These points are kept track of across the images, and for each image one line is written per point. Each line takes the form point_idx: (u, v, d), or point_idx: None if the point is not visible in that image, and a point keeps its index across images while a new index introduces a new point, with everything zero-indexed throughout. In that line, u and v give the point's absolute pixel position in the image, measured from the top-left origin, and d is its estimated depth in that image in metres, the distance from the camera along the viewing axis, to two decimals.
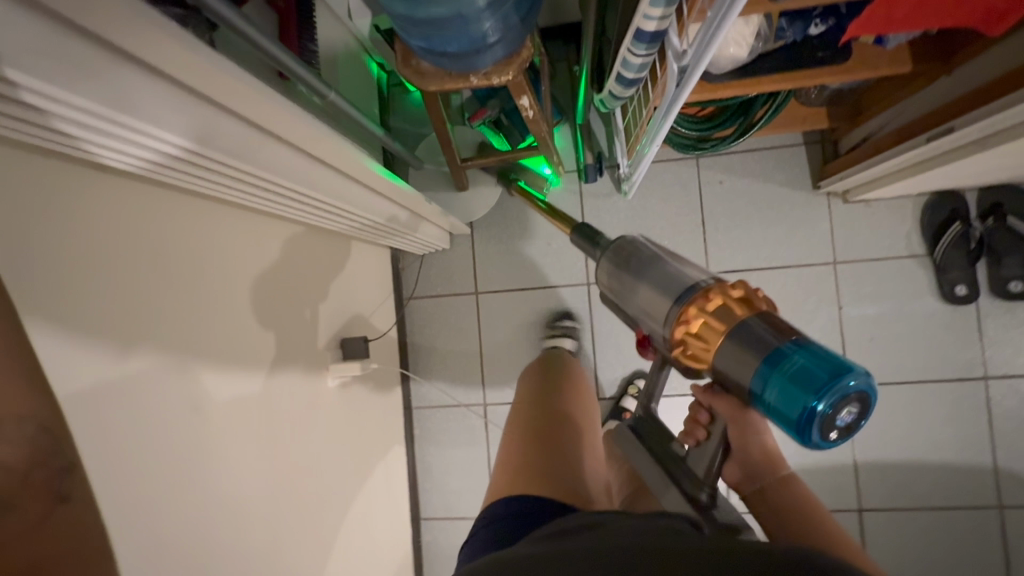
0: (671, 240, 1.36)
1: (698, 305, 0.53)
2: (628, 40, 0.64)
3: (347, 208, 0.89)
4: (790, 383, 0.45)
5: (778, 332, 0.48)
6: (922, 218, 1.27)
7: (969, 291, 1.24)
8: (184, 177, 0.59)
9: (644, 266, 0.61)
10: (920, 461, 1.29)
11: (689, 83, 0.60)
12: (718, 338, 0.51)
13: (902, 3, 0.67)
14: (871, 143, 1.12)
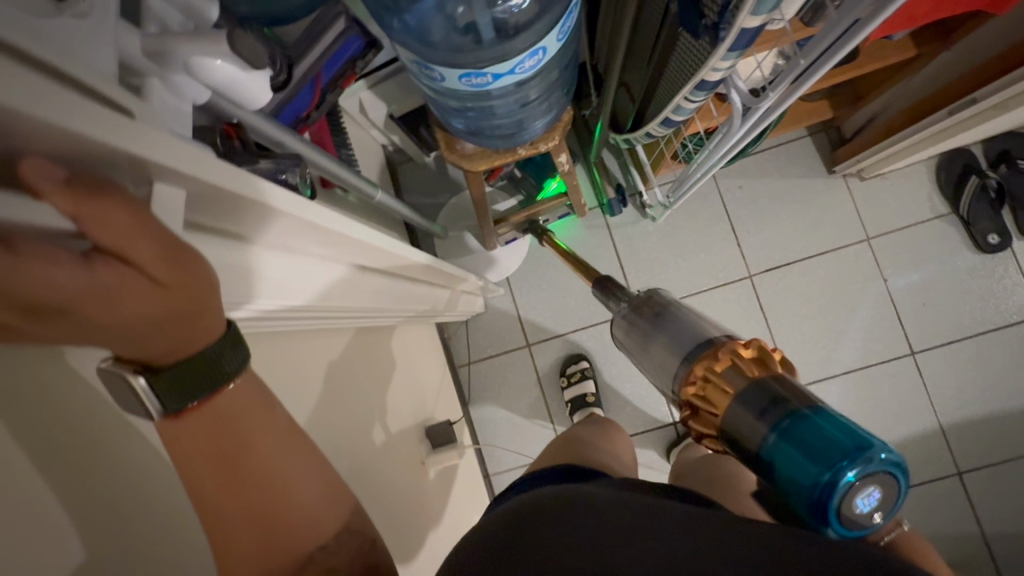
0: (707, 252, 1.39)
1: (710, 364, 0.44)
2: (687, 91, 0.67)
3: (401, 295, 0.88)
4: (806, 452, 0.36)
5: (790, 392, 0.40)
6: (938, 179, 1.33)
7: (1002, 237, 1.29)
8: (299, 313, 0.59)
9: (659, 323, 0.53)
10: (1003, 410, 1.30)
11: (768, 116, 0.63)
12: (725, 402, 0.42)
13: None
14: (879, 124, 1.18)
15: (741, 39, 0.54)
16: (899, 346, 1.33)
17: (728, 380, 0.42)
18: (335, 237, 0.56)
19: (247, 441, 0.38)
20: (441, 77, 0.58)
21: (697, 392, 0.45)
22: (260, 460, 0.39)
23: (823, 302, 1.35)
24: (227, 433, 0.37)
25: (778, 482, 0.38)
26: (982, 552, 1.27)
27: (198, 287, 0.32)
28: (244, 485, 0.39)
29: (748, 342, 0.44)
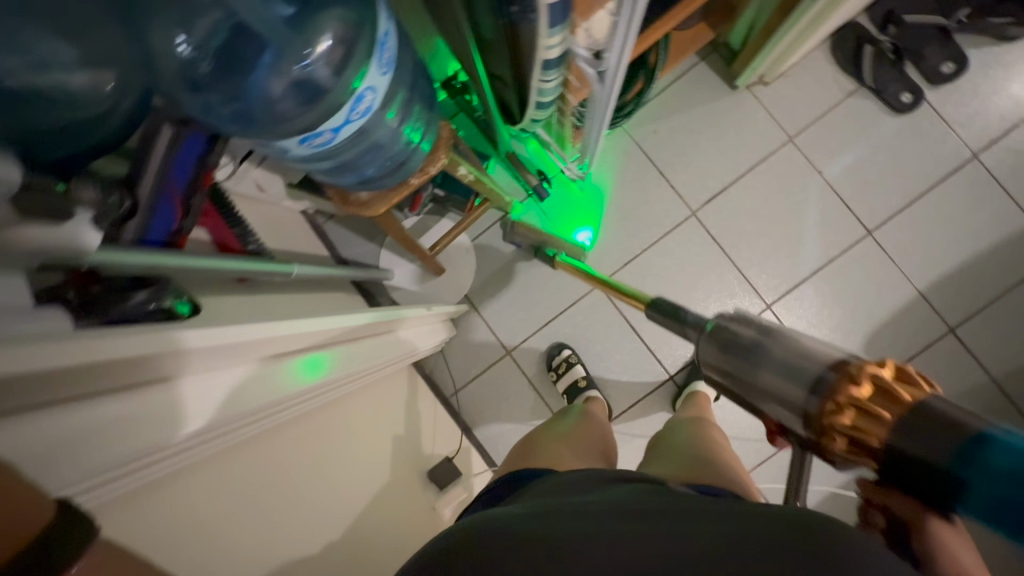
0: (646, 204, 1.38)
1: (847, 392, 0.37)
2: (538, 74, 0.66)
3: (350, 359, 0.84)
4: (998, 481, 0.31)
5: (946, 416, 0.34)
6: (836, 60, 1.33)
7: (914, 95, 1.29)
8: (239, 429, 0.56)
9: (755, 347, 0.44)
10: (973, 256, 1.31)
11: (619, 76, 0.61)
12: (884, 440, 0.35)
13: None
14: (760, 26, 1.17)
15: (555, 13, 0.53)
16: (856, 230, 1.33)
17: (901, 392, 0.36)
18: (219, 342, 0.55)
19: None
20: (285, 148, 0.58)
21: (846, 439, 0.37)
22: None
23: (771, 213, 1.35)
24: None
25: (963, 508, 0.33)
26: (998, 396, 1.28)
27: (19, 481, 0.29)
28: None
29: (864, 370, 0.37)
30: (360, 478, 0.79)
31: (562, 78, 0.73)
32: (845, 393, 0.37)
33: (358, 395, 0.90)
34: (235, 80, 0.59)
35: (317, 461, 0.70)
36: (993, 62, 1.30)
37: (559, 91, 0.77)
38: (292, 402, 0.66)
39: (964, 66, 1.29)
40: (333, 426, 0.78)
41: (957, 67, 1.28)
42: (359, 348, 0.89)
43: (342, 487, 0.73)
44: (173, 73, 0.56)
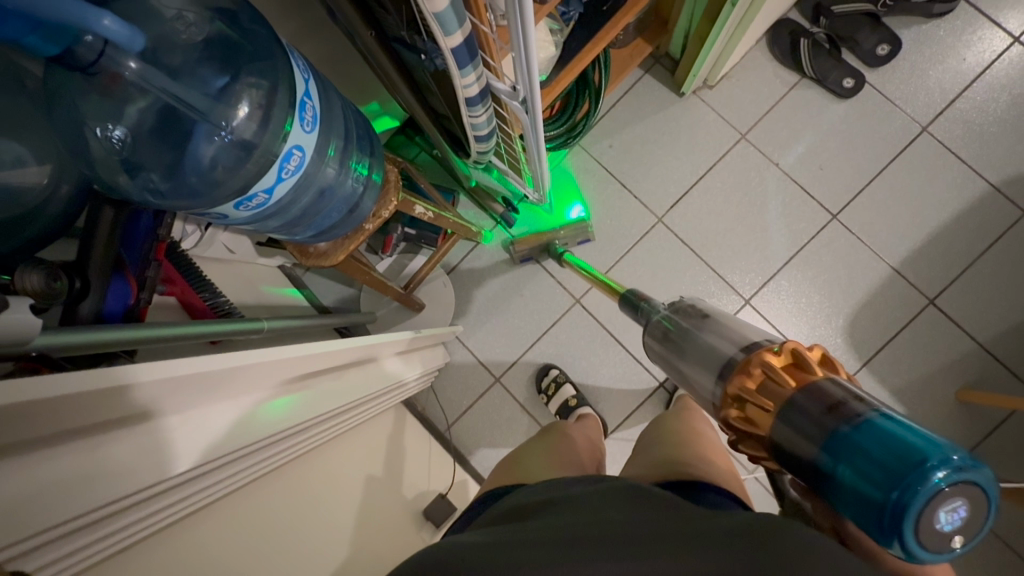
0: (612, 217, 1.40)
1: (740, 390, 0.45)
2: (464, 111, 0.68)
3: (342, 396, 0.85)
4: (855, 456, 0.34)
5: (823, 401, 0.39)
6: (775, 56, 1.36)
7: (855, 79, 1.33)
8: (214, 484, 0.55)
9: (693, 337, 0.55)
10: (939, 226, 1.32)
11: (537, 105, 0.64)
12: (767, 425, 0.42)
13: None
14: (692, 32, 1.21)
15: (462, 56, 0.56)
16: (820, 216, 1.35)
17: (780, 379, 0.43)
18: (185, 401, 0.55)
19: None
20: (222, 215, 0.60)
21: (744, 426, 0.45)
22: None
23: (734, 209, 1.37)
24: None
25: (840, 506, 0.35)
26: (989, 361, 1.27)
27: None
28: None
29: (755, 366, 0.45)
30: (347, 525, 0.77)
31: (492, 111, 0.75)
32: (739, 390, 0.45)
33: (345, 439, 0.90)
34: (165, 156, 0.61)
35: (301, 508, 0.69)
36: (925, 38, 1.34)
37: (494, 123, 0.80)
38: (271, 443, 0.65)
39: (898, 46, 1.32)
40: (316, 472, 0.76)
41: (892, 48, 1.32)
42: (350, 382, 0.89)
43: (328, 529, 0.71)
44: (107, 160, 0.58)
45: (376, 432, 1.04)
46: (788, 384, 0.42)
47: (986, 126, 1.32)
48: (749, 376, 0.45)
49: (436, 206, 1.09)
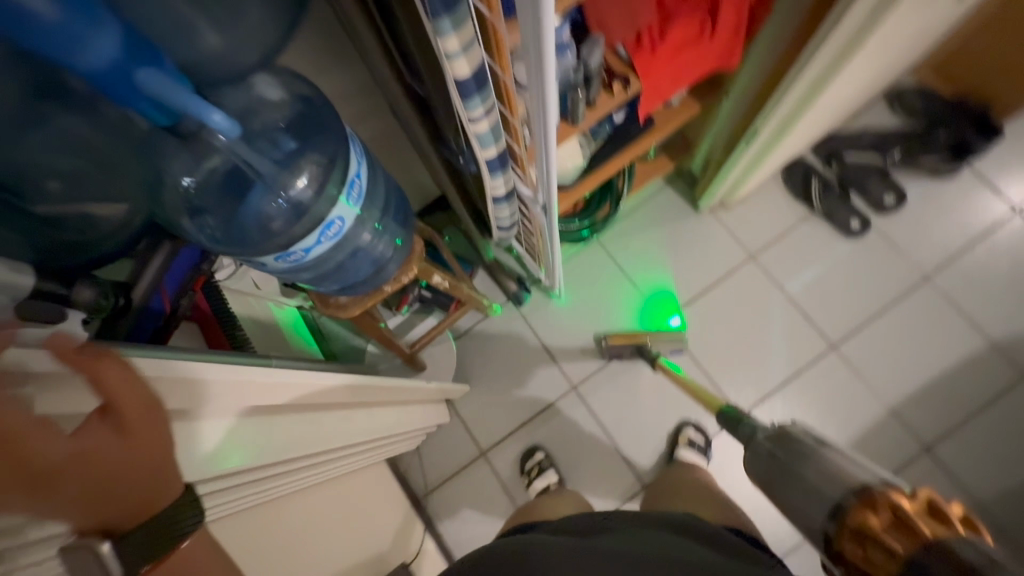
0: (618, 312, 1.46)
1: (863, 517, 0.53)
2: (491, 205, 0.77)
3: (358, 428, 0.89)
4: None
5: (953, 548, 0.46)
6: (789, 189, 1.46)
7: (862, 222, 1.41)
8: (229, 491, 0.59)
9: (808, 454, 0.65)
10: (936, 374, 1.34)
11: (554, 211, 0.72)
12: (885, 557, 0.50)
13: (663, 86, 0.87)
14: (712, 159, 1.32)
15: (494, 165, 0.65)
16: (821, 344, 1.38)
17: (916, 524, 0.49)
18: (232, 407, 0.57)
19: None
20: (263, 263, 0.68)
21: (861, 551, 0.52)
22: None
23: (738, 324, 1.42)
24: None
25: None
26: (984, 522, 1.24)
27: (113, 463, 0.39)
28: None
29: (886, 503, 0.52)
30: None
31: (517, 208, 0.84)
32: (866, 519, 0.53)
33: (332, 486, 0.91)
34: (225, 205, 0.69)
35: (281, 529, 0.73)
36: (931, 195, 1.43)
37: (517, 217, 0.89)
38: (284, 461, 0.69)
39: (904, 198, 1.41)
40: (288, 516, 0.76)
41: (897, 199, 1.41)
42: (369, 415, 0.93)
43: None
44: (178, 204, 0.67)
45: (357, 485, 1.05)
46: (920, 527, 0.49)
47: (987, 286, 1.37)
48: (872, 509, 0.53)
49: (453, 276, 1.16)
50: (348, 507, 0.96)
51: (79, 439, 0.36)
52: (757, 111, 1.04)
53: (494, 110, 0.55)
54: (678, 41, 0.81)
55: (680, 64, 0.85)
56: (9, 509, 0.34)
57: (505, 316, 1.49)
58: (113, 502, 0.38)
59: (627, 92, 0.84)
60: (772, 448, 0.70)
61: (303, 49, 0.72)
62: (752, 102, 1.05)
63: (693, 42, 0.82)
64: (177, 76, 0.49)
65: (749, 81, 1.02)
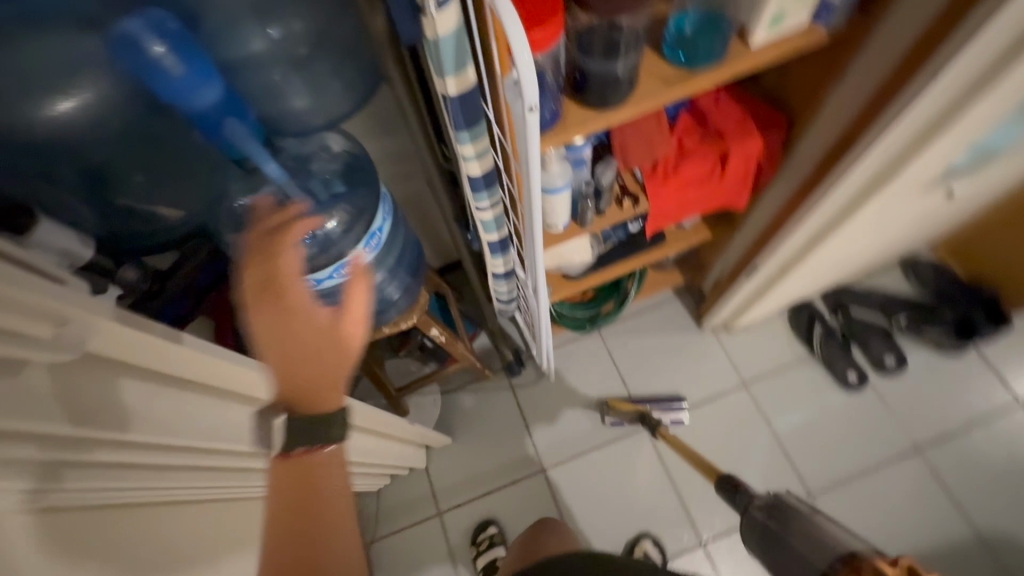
0: (603, 405, 1.48)
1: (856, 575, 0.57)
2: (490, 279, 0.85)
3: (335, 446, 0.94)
4: None
5: None
6: (792, 328, 1.50)
7: (859, 376, 1.41)
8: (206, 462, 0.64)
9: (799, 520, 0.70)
10: (914, 553, 1.28)
11: (541, 298, 0.79)
12: None
13: (671, 211, 0.97)
14: (718, 283, 1.38)
15: (494, 247, 0.74)
16: (798, 490, 1.35)
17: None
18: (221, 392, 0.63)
19: (313, 497, 0.57)
20: None
21: None
22: (327, 503, 0.57)
23: (717, 449, 1.41)
24: (295, 475, 0.57)
25: None
26: None
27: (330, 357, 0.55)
28: (284, 490, 0.56)
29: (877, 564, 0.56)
30: None
31: (515, 287, 0.92)
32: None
33: None
34: None
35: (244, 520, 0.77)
36: (934, 368, 1.43)
37: (515, 294, 0.96)
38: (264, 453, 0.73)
39: (904, 363, 1.41)
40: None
41: (898, 362, 1.41)
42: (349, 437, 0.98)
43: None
44: None
45: None
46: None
47: (980, 473, 1.33)
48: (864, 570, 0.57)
49: (452, 333, 1.23)
50: None
51: (317, 319, 0.53)
52: (758, 251, 1.12)
53: (499, 205, 0.65)
54: (687, 179, 0.91)
55: (689, 196, 0.94)
56: (267, 336, 0.52)
57: (495, 383, 1.53)
58: (305, 374, 0.54)
59: (636, 209, 0.95)
60: (765, 518, 0.75)
61: (367, 117, 0.86)
62: (755, 241, 1.13)
63: (701, 180, 0.92)
64: (253, 126, 0.60)
65: (755, 223, 1.11)
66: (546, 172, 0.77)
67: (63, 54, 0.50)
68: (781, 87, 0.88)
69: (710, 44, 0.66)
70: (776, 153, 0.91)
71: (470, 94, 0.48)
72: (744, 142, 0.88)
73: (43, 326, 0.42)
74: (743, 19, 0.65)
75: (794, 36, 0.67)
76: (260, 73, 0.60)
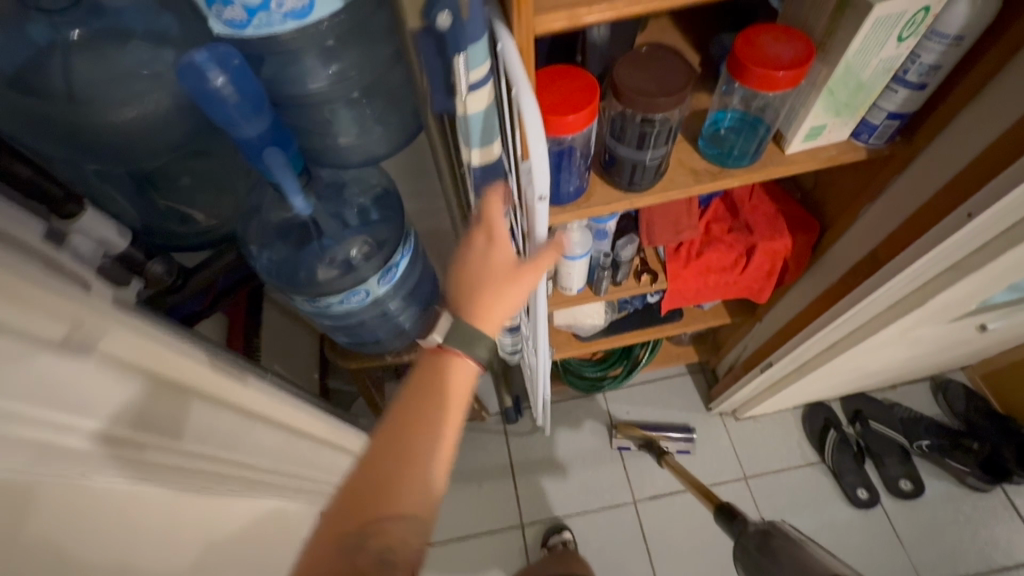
0: (594, 470, 1.43)
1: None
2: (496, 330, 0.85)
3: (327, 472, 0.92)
4: None
5: None
6: (805, 428, 1.43)
7: (870, 494, 1.32)
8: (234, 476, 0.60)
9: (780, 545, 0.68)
10: None
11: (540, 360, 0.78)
12: None
13: (688, 293, 0.95)
14: (733, 368, 1.34)
15: None
16: None
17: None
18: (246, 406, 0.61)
19: (427, 412, 0.47)
20: (291, 301, 0.78)
21: None
22: (440, 442, 0.47)
23: (705, 541, 1.33)
24: (426, 393, 0.48)
25: None
26: None
27: (498, 303, 0.52)
28: (417, 382, 0.50)
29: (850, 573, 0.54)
30: None
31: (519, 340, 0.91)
32: None
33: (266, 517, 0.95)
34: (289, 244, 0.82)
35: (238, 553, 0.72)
36: (955, 500, 1.32)
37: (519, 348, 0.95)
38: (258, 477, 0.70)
39: (921, 490, 1.32)
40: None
41: (914, 487, 1.32)
42: None
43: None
44: None
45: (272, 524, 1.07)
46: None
47: None
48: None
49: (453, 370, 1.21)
50: None
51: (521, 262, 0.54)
52: (776, 344, 1.08)
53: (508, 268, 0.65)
54: (708, 264, 0.91)
55: (709, 281, 0.93)
56: (475, 247, 0.53)
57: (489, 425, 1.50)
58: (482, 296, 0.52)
59: (653, 285, 0.94)
60: (756, 542, 0.72)
61: (409, 156, 0.89)
62: (774, 334, 1.09)
63: (723, 268, 0.91)
64: (292, 157, 0.64)
65: (778, 316, 1.08)
66: (566, 238, 0.79)
67: (134, 67, 0.54)
68: (818, 191, 0.88)
69: (745, 146, 0.67)
70: (804, 255, 0.90)
71: (494, 169, 0.50)
72: (771, 238, 0.87)
73: (57, 327, 0.39)
74: (785, 127, 0.65)
75: (833, 146, 0.67)
76: (313, 109, 0.64)
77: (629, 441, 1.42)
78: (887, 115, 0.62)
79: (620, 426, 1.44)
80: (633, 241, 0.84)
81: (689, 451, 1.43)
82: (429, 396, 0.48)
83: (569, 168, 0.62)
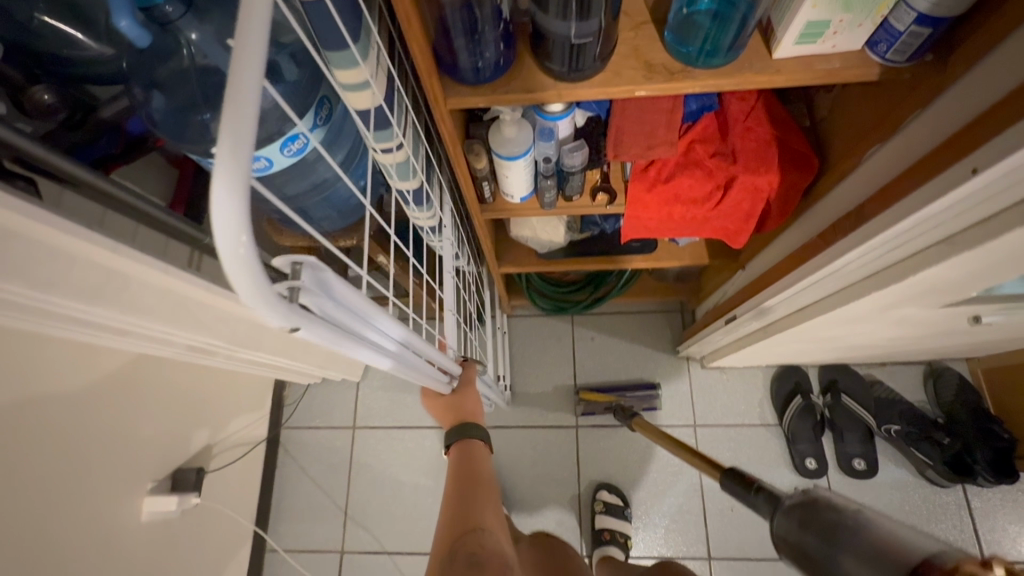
0: (543, 389, 1.42)
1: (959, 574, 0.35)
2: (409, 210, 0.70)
3: (323, 359, 1.22)
4: None
5: None
6: (771, 388, 1.35)
7: (818, 465, 1.27)
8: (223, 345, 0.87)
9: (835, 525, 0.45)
10: None
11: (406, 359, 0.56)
12: None
13: (648, 222, 0.84)
14: (706, 315, 1.24)
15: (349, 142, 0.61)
16: (698, 546, 1.29)
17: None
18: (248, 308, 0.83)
19: (473, 475, 0.75)
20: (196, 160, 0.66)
21: None
22: (485, 490, 0.73)
23: (635, 476, 1.34)
24: (464, 470, 0.76)
25: None
26: None
27: (466, 405, 0.81)
28: (459, 468, 0.77)
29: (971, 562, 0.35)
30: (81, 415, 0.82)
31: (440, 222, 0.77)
32: None
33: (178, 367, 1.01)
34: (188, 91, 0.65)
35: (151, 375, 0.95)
36: (905, 489, 1.26)
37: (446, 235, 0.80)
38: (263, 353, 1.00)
39: (874, 472, 1.26)
40: (80, 365, 0.80)
41: (867, 469, 1.26)
42: (328, 362, 1.24)
43: (51, 416, 0.76)
44: None
45: (204, 379, 1.11)
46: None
47: None
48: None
49: None
50: (225, 389, 1.20)
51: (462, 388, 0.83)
52: (744, 296, 0.97)
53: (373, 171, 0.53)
54: (676, 192, 0.77)
55: (673, 212, 0.81)
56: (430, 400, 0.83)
57: None
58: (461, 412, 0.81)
59: (609, 207, 0.83)
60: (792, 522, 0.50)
61: None
62: (747, 284, 0.97)
63: (690, 201, 0.78)
64: None
65: (755, 267, 0.95)
66: (500, 131, 0.68)
67: None
68: (829, 121, 0.71)
69: (719, 40, 0.51)
70: (793, 199, 0.76)
71: (326, 10, 0.42)
72: (754, 171, 0.72)
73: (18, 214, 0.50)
74: (775, 19, 0.50)
75: (838, 59, 0.51)
76: None
77: (592, 407, 1.36)
78: (915, 19, 0.45)
79: (584, 388, 1.38)
80: (582, 147, 0.72)
81: (655, 407, 1.36)
82: (470, 470, 0.76)
83: (478, 37, 0.50)
